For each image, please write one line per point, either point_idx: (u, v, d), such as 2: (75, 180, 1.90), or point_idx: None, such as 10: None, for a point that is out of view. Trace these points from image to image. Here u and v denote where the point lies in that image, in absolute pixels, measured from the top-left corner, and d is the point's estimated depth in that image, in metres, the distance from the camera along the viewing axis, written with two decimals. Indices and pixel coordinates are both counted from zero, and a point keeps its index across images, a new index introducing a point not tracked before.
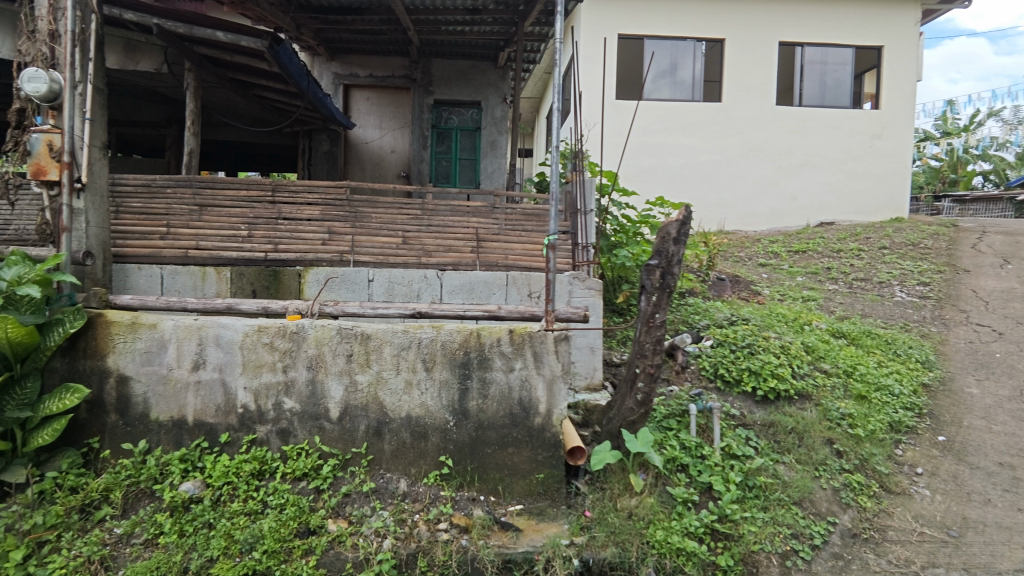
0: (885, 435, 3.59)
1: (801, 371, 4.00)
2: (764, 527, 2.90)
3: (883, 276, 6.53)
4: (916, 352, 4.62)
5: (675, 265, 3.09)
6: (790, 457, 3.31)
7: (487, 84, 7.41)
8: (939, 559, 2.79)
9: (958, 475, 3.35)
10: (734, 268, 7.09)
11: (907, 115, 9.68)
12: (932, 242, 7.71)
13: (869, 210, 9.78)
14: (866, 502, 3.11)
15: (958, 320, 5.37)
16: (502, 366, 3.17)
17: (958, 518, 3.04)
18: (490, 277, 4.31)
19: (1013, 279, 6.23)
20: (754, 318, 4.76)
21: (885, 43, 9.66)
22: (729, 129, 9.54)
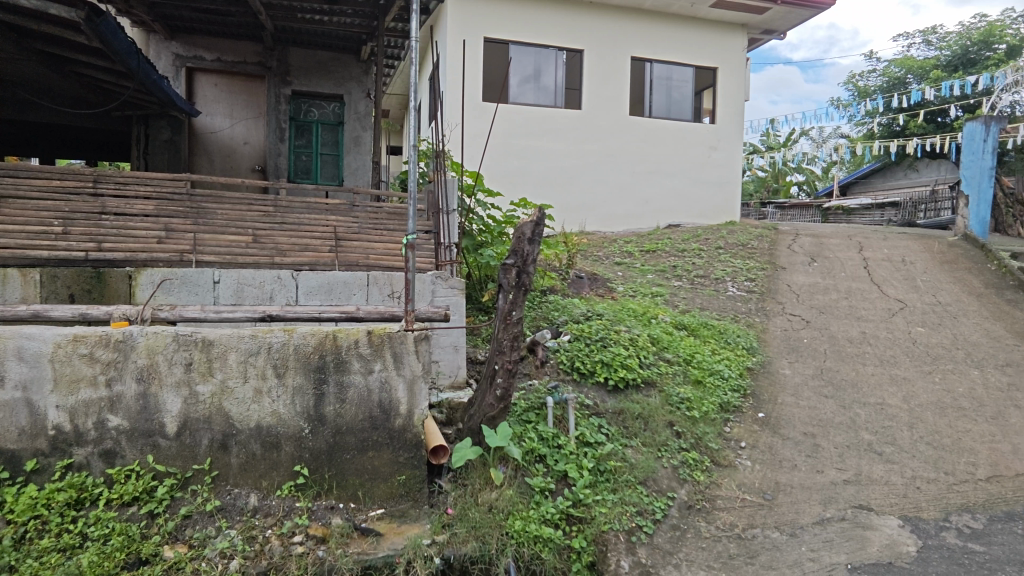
0: (716, 414, 4.04)
1: (646, 361, 4.35)
2: (614, 507, 3.10)
3: (718, 273, 7.31)
4: (742, 340, 5.23)
5: (530, 264, 3.22)
6: (637, 440, 3.58)
7: (349, 77, 7.14)
8: (757, 520, 3.17)
9: (773, 445, 3.84)
10: (592, 267, 7.53)
11: (737, 130, 10.92)
12: (758, 243, 8.77)
13: (708, 214, 10.91)
14: (700, 476, 3.47)
15: (776, 311, 6.17)
16: (361, 368, 3.09)
17: (772, 482, 3.48)
18: (350, 278, 4.15)
19: (817, 275, 7.28)
20: (607, 313, 5.10)
21: (719, 65, 10.82)
22: (589, 136, 10.10)
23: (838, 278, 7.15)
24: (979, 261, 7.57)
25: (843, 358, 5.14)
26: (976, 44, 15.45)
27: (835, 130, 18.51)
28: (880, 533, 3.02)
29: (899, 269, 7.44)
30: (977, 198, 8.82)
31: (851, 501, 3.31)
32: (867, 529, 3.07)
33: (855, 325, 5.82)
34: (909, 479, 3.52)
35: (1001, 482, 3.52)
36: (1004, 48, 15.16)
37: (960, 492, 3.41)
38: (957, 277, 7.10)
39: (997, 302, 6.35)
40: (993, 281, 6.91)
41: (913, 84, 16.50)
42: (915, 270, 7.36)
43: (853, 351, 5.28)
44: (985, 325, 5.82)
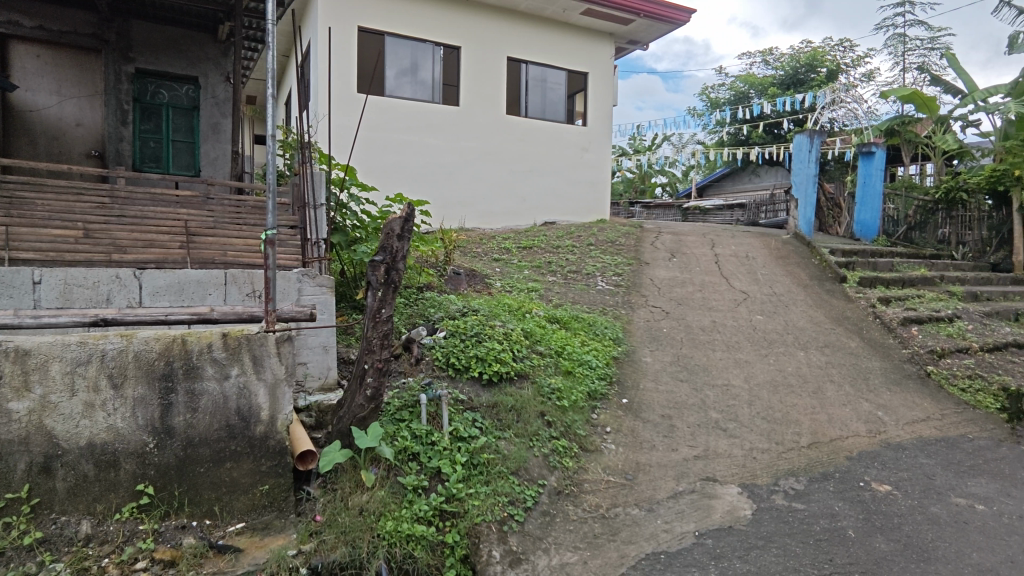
0: (584, 402, 4.26)
1: (520, 354, 4.47)
2: (486, 499, 3.16)
3: (589, 269, 7.69)
4: (609, 331, 5.56)
5: (399, 261, 3.19)
6: (510, 432, 3.67)
7: (205, 58, 6.57)
8: (619, 499, 3.39)
9: (634, 429, 4.13)
10: (471, 263, 7.59)
11: (606, 133, 11.56)
12: (625, 240, 9.34)
13: (581, 212, 11.44)
14: (569, 462, 3.64)
15: (640, 303, 6.63)
16: (215, 374, 2.86)
17: (633, 463, 3.74)
18: (204, 276, 3.72)
19: (676, 269, 7.92)
20: (482, 308, 5.17)
21: (589, 70, 11.37)
22: (466, 133, 10.14)
23: (693, 272, 7.82)
24: (805, 256, 8.66)
25: (696, 345, 5.65)
26: (804, 67, 17.66)
27: (692, 136, 20.27)
28: (722, 501, 3.35)
29: (743, 263, 8.31)
30: (805, 201, 10.08)
31: (700, 474, 3.65)
32: (712, 498, 3.39)
33: (707, 315, 6.41)
34: (747, 450, 3.95)
35: (819, 447, 4.06)
36: (825, 71, 17.48)
37: (787, 458, 3.89)
38: (789, 271, 8.07)
39: (820, 292, 7.31)
40: (816, 273, 7.94)
41: (754, 98, 18.50)
42: (756, 264, 8.26)
43: (705, 338, 5.82)
44: (810, 312, 6.67)
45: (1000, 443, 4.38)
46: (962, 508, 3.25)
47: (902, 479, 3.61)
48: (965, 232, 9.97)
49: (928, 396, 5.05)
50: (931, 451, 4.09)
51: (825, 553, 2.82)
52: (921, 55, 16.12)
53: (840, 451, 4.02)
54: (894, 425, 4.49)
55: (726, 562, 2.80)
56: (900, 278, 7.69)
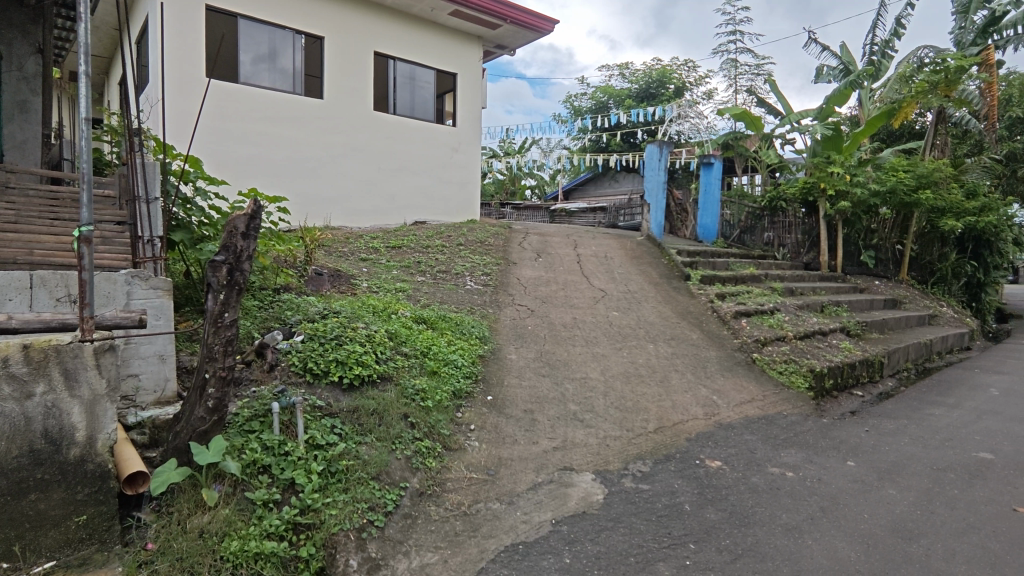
0: (449, 401, 4.28)
1: (383, 356, 4.38)
2: (344, 507, 3.04)
3: (458, 269, 7.72)
4: (475, 330, 5.63)
5: (244, 261, 2.98)
6: (371, 436, 3.58)
7: (8, 23, 5.61)
8: (481, 495, 3.45)
9: (497, 425, 4.23)
10: (335, 263, 7.29)
11: (475, 134, 11.70)
12: (494, 240, 9.52)
13: (451, 212, 11.47)
14: (432, 462, 3.63)
15: (506, 302, 6.79)
16: (13, 394, 2.45)
17: (495, 458, 3.82)
18: (1, 279, 3.11)
19: (542, 269, 8.21)
20: (344, 310, 4.98)
21: (458, 71, 11.43)
22: (331, 128, 9.70)
23: (558, 272, 8.16)
24: (656, 257, 9.42)
25: (558, 341, 5.91)
26: (655, 82, 19.25)
27: (558, 141, 21.17)
28: (577, 488, 3.54)
29: (603, 263, 8.84)
30: (656, 207, 10.97)
31: (558, 464, 3.83)
32: (568, 486, 3.57)
33: (568, 312, 6.73)
34: (601, 438, 4.22)
35: (664, 431, 4.44)
36: (673, 87, 19.18)
37: (635, 443, 4.20)
38: (642, 270, 8.74)
39: (668, 289, 8.00)
40: (665, 272, 8.68)
41: (613, 108, 19.78)
42: (613, 264, 8.82)
43: (566, 334, 6.12)
44: (659, 308, 7.27)
45: (807, 417, 5.09)
46: (776, 476, 3.71)
47: (731, 455, 4.06)
48: (785, 235, 11.48)
49: (753, 380, 5.74)
50: (754, 428, 4.64)
51: (666, 527, 3.07)
52: (749, 79, 18.29)
53: (680, 434, 4.42)
54: (726, 407, 5.04)
55: (578, 544, 2.94)
56: (733, 276, 8.64)
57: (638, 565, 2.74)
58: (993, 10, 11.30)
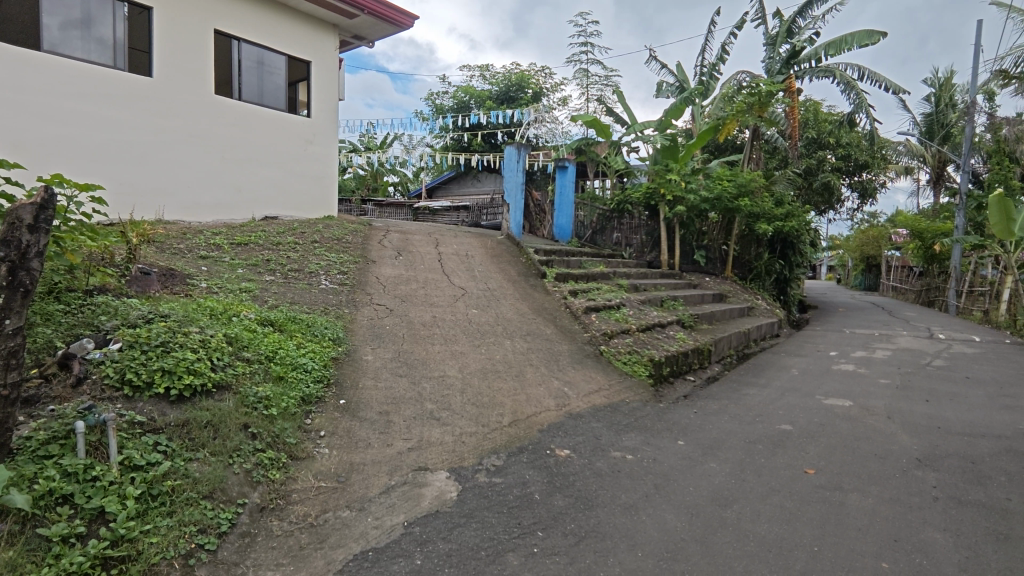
0: (297, 408, 4.02)
1: (220, 363, 4.00)
2: (168, 533, 2.73)
3: (311, 267, 7.30)
4: (329, 331, 5.36)
5: (31, 258, 2.61)
6: (204, 452, 3.25)
7: None
8: (330, 504, 3.27)
9: (350, 429, 4.07)
10: (168, 261, 6.53)
11: (331, 127, 11.15)
12: (352, 237, 9.15)
13: (306, 207, 10.81)
14: (275, 474, 3.39)
15: (364, 301, 6.57)
16: None
17: (346, 464, 3.67)
18: None
19: (402, 267, 8.06)
20: (175, 313, 4.46)
21: (312, 59, 10.82)
22: (163, 110, 8.68)
23: (418, 270, 8.06)
24: (516, 255, 9.69)
25: (416, 340, 5.83)
26: (514, 86, 19.84)
27: (420, 139, 20.98)
28: (431, 488, 3.51)
29: (463, 261, 8.89)
30: (515, 207, 11.27)
31: (413, 465, 3.77)
32: (422, 486, 3.52)
33: (428, 310, 6.67)
34: (457, 435, 4.23)
35: (518, 424, 4.58)
36: (531, 92, 19.91)
37: (490, 438, 4.27)
38: (501, 268, 8.94)
39: (525, 287, 8.27)
40: (523, 270, 8.96)
41: (474, 109, 20.04)
42: (474, 262, 8.92)
43: (425, 333, 6.05)
44: (517, 306, 7.47)
45: (646, 403, 5.54)
46: (618, 459, 3.99)
47: (578, 443, 4.29)
48: (632, 235, 12.50)
49: (600, 370, 6.13)
50: (600, 416, 4.95)
51: (516, 517, 3.15)
52: (599, 89, 19.57)
53: (533, 426, 4.59)
54: (575, 398, 5.33)
55: (429, 544, 2.90)
56: (585, 273, 9.16)
57: (487, 559, 2.77)
58: (794, 44, 13.15)
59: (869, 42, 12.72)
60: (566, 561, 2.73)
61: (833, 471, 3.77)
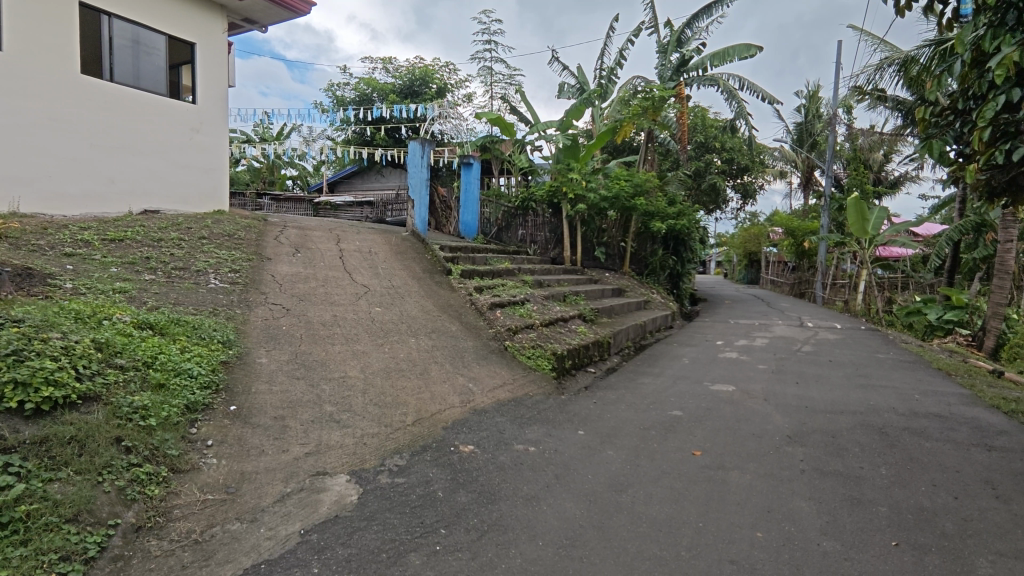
0: (180, 417, 3.72)
1: (87, 372, 3.62)
2: (22, 564, 2.43)
3: (198, 265, 6.78)
4: (217, 334, 5.01)
5: None
6: (66, 471, 2.93)
7: None
8: (217, 518, 3.06)
9: (242, 436, 3.83)
10: (25, 259, 5.80)
11: (220, 115, 10.40)
12: (245, 233, 8.60)
13: (193, 201, 10.00)
14: (154, 490, 3.12)
15: (258, 301, 6.19)
16: None
17: (237, 474, 3.45)
18: None
19: (300, 265, 7.70)
20: (31, 317, 3.96)
21: (196, 41, 10.04)
22: (17, 88, 7.70)
23: (317, 268, 7.73)
24: (420, 252, 9.57)
25: (315, 341, 5.59)
26: (418, 80, 19.59)
27: (320, 131, 20.17)
28: (330, 493, 3.38)
29: (366, 258, 8.64)
30: (420, 203, 11.10)
31: (310, 470, 3.62)
32: (320, 492, 3.39)
33: (328, 310, 6.41)
34: (358, 437, 4.12)
35: (421, 423, 4.53)
36: (435, 87, 19.76)
37: (393, 438, 4.20)
38: (405, 265, 8.79)
39: (430, 284, 8.18)
40: (428, 267, 8.87)
41: (377, 102, 19.57)
42: (377, 259, 8.70)
43: (325, 333, 5.82)
44: (422, 303, 7.39)
45: (549, 396, 5.67)
46: (520, 452, 4.06)
47: (482, 438, 4.32)
48: (536, 232, 12.75)
49: (505, 365, 6.20)
50: (504, 410, 5.01)
51: (418, 517, 3.12)
52: (503, 87, 19.80)
53: (437, 424, 4.56)
54: (480, 393, 5.36)
55: (327, 551, 2.79)
56: (491, 270, 9.23)
57: (389, 561, 2.72)
58: (683, 54, 13.99)
59: (748, 55, 13.79)
60: (468, 557, 2.74)
61: (716, 452, 4.06)
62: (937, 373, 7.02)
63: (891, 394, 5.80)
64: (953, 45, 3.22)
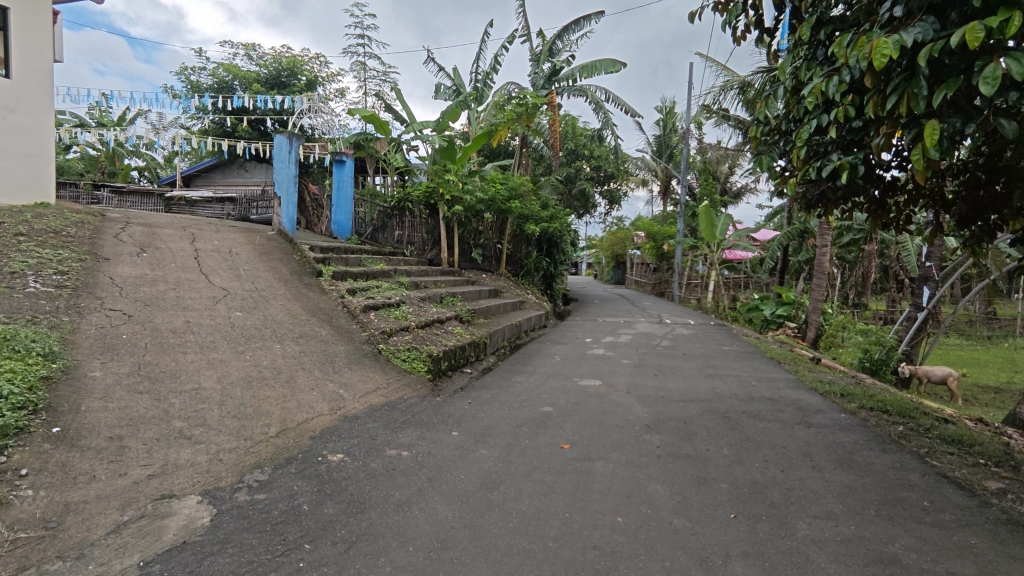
0: None
1: None
2: None
3: (13, 266, 5.82)
4: (37, 345, 4.34)
5: None
6: None
7: None
8: (32, 557, 2.63)
9: (67, 462, 3.35)
10: None
11: (43, 95, 9.04)
12: (75, 230, 7.55)
13: (9, 192, 8.58)
14: None
15: (92, 307, 5.46)
16: None
17: (59, 506, 3.00)
18: None
19: (146, 266, 6.90)
20: None
21: (11, 7, 8.67)
22: None
23: (166, 269, 6.98)
24: (288, 252, 9.03)
25: (163, 350, 5.05)
26: (285, 70, 18.54)
27: (171, 119, 18.34)
28: (177, 517, 3.06)
29: (226, 259, 7.98)
30: (288, 200, 10.42)
31: (154, 494, 3.25)
32: (165, 517, 3.06)
33: (179, 315, 5.83)
34: (212, 454, 3.78)
35: (286, 433, 4.27)
36: (304, 79, 18.81)
37: (254, 452, 3.91)
38: (271, 266, 8.25)
39: (298, 286, 7.75)
40: (297, 268, 8.39)
41: (238, 90, 18.19)
42: (238, 260, 8.07)
43: (175, 341, 5.28)
44: (288, 306, 6.97)
45: (424, 398, 5.63)
46: (392, 457, 3.97)
47: (352, 446, 4.16)
48: (413, 233, 12.56)
49: (378, 369, 6.05)
50: (376, 416, 4.88)
51: (279, 535, 2.92)
52: (377, 85, 19.34)
53: (304, 434, 4.32)
54: (351, 399, 5.17)
55: None
56: (365, 271, 8.94)
57: None
58: (554, 64, 14.58)
59: (613, 70, 14.69)
60: (334, 571, 2.61)
61: (583, 444, 4.27)
62: (770, 361, 7.99)
63: (734, 381, 6.49)
64: (778, 72, 3.68)
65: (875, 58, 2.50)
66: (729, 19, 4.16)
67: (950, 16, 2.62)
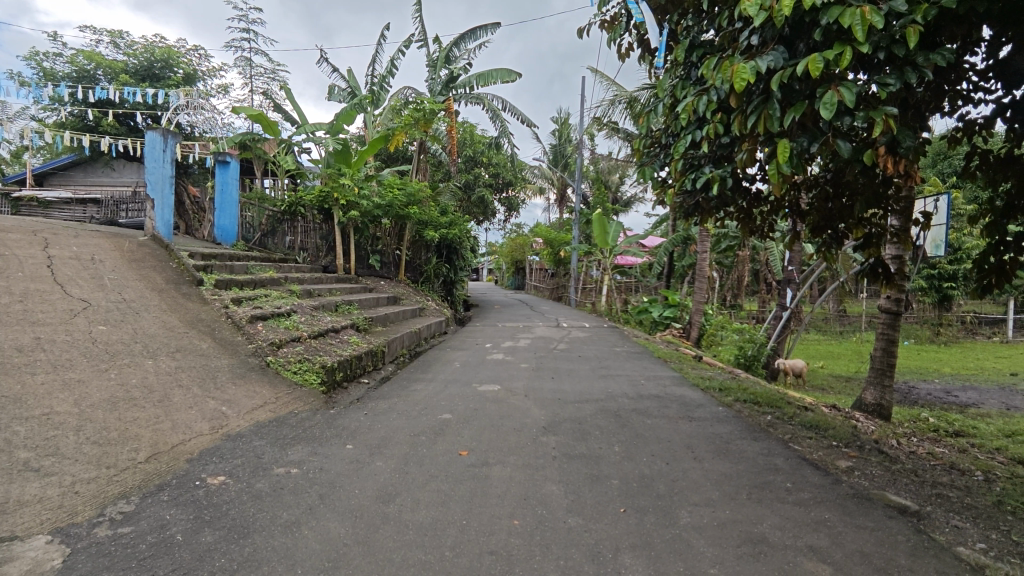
0: None
1: None
2: None
3: None
4: None
5: None
6: None
7: None
8: None
9: None
10: None
11: None
12: None
13: None
14: None
15: None
16: None
17: None
18: None
19: None
20: None
21: None
22: None
23: (11, 278, 6.13)
24: (163, 259, 8.31)
25: (5, 371, 4.42)
26: (159, 62, 17.11)
27: (19, 109, 16.28)
28: (20, 561, 2.68)
29: (86, 267, 7.18)
30: (163, 203, 9.58)
31: None
32: (4, 563, 2.66)
33: (27, 331, 5.14)
34: (66, 487, 3.36)
35: (158, 458, 3.90)
36: (182, 73, 17.46)
37: (118, 481, 3.53)
38: (142, 274, 7.54)
39: (175, 296, 7.14)
40: (173, 277, 7.73)
41: (102, 81, 16.49)
42: (102, 268, 7.28)
43: (21, 361, 4.65)
44: (163, 318, 6.38)
45: (317, 411, 5.39)
46: (280, 476, 3.75)
47: (235, 467, 3.88)
48: (305, 239, 12.00)
49: (267, 383, 5.71)
50: (263, 433, 4.59)
51: (147, 570, 2.65)
52: (265, 82, 18.33)
53: (179, 457, 3.97)
54: (235, 416, 4.84)
55: None
56: (252, 279, 8.41)
57: None
58: (451, 71, 14.59)
59: (509, 79, 14.96)
60: None
61: (481, 450, 4.28)
62: (658, 360, 8.49)
63: (624, 381, 6.82)
64: (657, 89, 3.93)
65: (736, 81, 2.74)
66: (613, 37, 4.39)
67: (798, 47, 2.92)
